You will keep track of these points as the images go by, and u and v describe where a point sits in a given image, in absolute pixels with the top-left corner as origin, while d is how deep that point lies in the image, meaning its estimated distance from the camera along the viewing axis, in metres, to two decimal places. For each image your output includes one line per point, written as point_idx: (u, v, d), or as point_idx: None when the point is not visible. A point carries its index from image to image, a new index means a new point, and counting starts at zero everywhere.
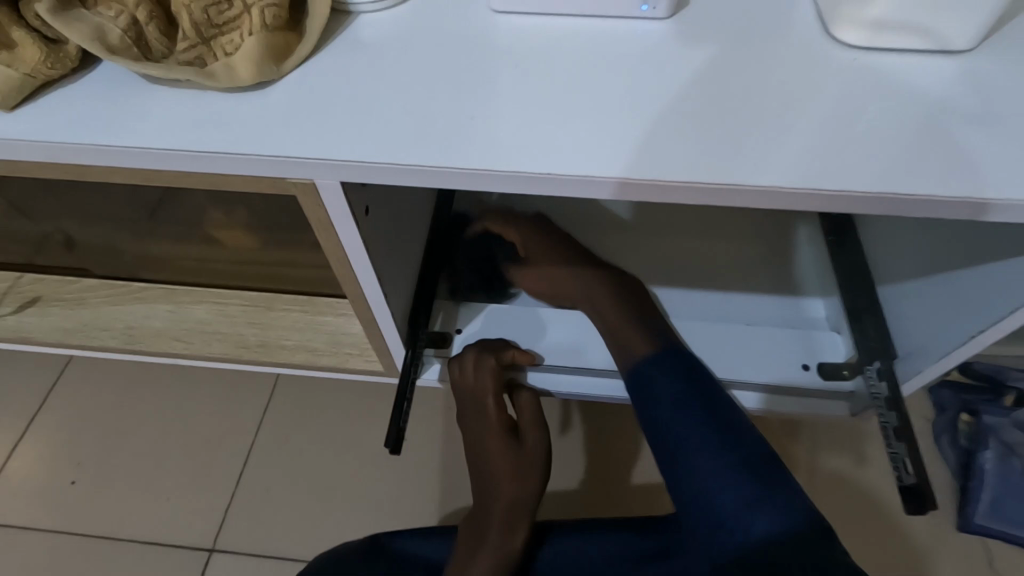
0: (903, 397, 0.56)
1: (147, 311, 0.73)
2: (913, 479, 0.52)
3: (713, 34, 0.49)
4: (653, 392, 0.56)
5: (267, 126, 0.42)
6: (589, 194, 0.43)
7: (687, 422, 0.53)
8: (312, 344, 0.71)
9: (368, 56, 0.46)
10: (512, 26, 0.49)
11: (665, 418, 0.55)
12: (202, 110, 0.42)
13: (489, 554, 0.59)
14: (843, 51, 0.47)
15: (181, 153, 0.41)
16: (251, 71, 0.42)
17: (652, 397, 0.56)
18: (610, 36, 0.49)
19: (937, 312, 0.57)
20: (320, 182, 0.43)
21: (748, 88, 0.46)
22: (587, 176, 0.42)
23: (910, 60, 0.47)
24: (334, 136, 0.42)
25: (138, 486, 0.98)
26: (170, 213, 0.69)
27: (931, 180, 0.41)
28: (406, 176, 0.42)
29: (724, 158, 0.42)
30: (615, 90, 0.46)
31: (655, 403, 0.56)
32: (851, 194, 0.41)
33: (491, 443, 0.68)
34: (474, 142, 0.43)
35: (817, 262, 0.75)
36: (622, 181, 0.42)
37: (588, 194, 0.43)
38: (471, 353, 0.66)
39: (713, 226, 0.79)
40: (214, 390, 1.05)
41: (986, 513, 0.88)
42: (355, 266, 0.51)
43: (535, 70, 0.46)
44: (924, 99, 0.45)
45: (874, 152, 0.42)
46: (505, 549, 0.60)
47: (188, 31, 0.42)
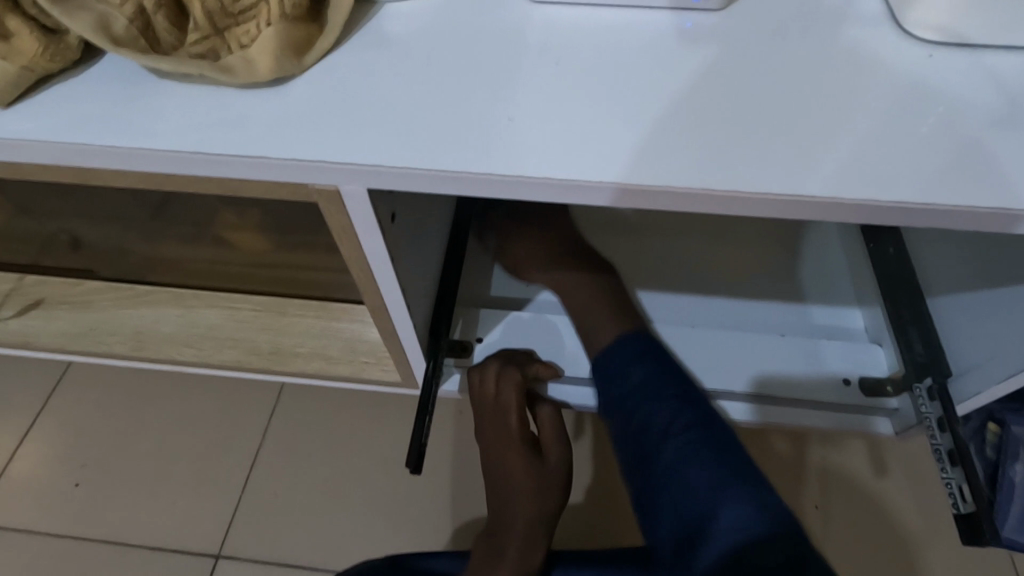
0: (958, 416, 0.53)
1: (156, 316, 0.70)
2: (970, 507, 0.49)
3: (767, 29, 0.45)
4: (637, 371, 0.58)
5: (289, 126, 0.39)
6: (585, 200, 0.40)
7: (652, 399, 0.56)
8: (327, 352, 0.67)
9: (397, 50, 0.43)
10: (551, 19, 0.45)
11: (634, 397, 0.57)
12: (215, 109, 0.39)
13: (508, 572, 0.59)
14: (912, 46, 0.44)
15: (192, 156, 0.38)
16: (269, 65, 0.38)
17: (618, 376, 0.59)
18: (654, 30, 0.45)
19: (997, 328, 0.53)
20: (345, 189, 0.39)
21: (807, 87, 0.42)
22: (584, 183, 0.38)
23: (988, 58, 0.43)
24: (362, 138, 0.39)
25: (143, 489, 0.95)
26: (175, 212, 0.65)
27: (1010, 192, 0.38)
28: (439, 183, 0.39)
29: (782, 164, 0.39)
30: (664, 89, 0.42)
31: (622, 384, 0.58)
32: (925, 207, 0.38)
33: (511, 459, 0.64)
34: (511, 145, 0.39)
35: (856, 268, 0.72)
36: (619, 188, 0.39)
37: (583, 201, 0.40)
38: (493, 365, 0.62)
39: (745, 231, 0.76)
40: (222, 392, 1.02)
41: (1014, 527, 0.85)
42: (377, 275, 0.48)
43: (578, 67, 0.43)
44: (1001, 101, 0.41)
45: (947, 159, 0.39)
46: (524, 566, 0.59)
47: (200, 20, 0.39)
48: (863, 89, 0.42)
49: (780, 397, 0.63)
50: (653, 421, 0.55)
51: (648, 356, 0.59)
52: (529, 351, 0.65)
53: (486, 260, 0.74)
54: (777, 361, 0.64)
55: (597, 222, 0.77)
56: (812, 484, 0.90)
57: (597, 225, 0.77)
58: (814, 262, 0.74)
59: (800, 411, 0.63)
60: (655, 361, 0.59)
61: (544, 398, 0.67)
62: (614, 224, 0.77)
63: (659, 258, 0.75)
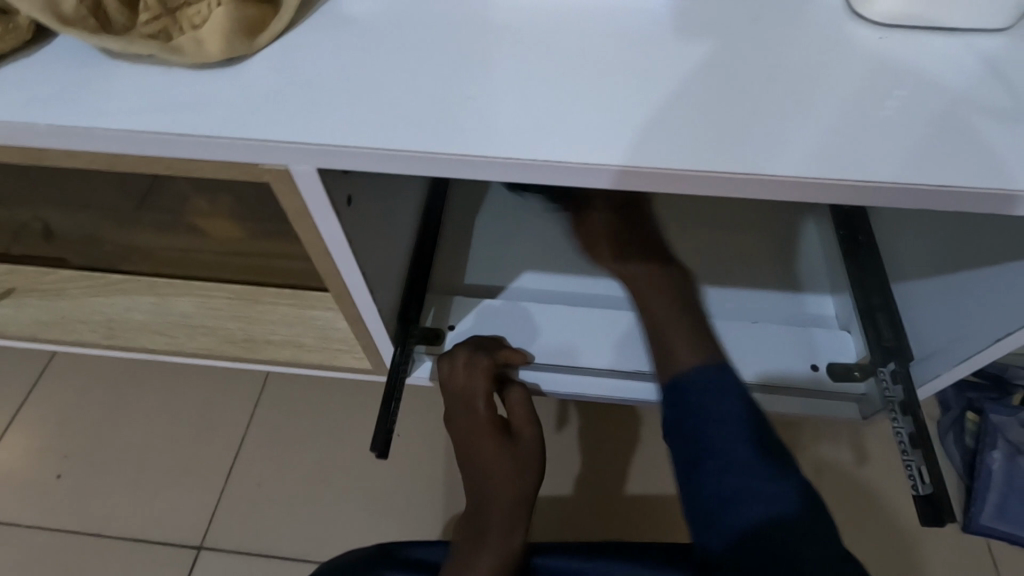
0: (919, 400, 0.54)
1: (129, 303, 0.70)
2: (929, 489, 0.50)
3: (729, 14, 0.45)
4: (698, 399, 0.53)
5: (240, 107, 0.39)
6: (587, 184, 0.40)
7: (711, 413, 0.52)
8: (299, 340, 0.68)
9: (354, 31, 0.43)
10: (511, 2, 0.45)
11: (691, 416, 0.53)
12: (165, 89, 0.39)
13: (492, 553, 0.57)
14: (865, 29, 0.44)
15: (141, 136, 0.38)
16: (220, 46, 0.39)
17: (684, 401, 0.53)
18: (616, 12, 0.45)
19: (960, 314, 0.54)
20: (295, 168, 0.39)
21: (764, 69, 0.42)
22: (584, 165, 0.39)
23: (936, 40, 0.43)
24: (314, 118, 0.39)
25: (127, 479, 0.95)
26: (159, 201, 0.63)
27: (962, 171, 0.38)
28: (394, 163, 0.39)
29: (739, 142, 0.39)
30: (621, 69, 0.42)
31: (685, 405, 0.53)
32: (877, 186, 0.38)
33: (484, 447, 0.64)
34: (471, 128, 0.39)
35: (824, 257, 0.72)
36: (622, 169, 0.39)
37: (586, 184, 0.40)
38: (462, 352, 0.62)
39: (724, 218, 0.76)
40: (204, 383, 1.02)
41: (992, 513, 0.87)
42: (337, 260, 0.48)
43: (537, 50, 0.43)
44: (952, 81, 0.41)
45: (898, 139, 0.39)
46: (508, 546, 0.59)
47: (150, 2, 0.39)
48: (820, 73, 0.42)
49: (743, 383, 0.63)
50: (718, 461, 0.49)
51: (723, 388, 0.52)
52: (499, 337, 0.65)
53: (459, 253, 0.75)
54: (747, 345, 0.65)
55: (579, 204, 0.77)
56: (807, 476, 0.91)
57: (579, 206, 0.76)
58: (789, 252, 0.74)
59: (766, 397, 0.63)
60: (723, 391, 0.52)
61: (513, 380, 0.66)
62: None
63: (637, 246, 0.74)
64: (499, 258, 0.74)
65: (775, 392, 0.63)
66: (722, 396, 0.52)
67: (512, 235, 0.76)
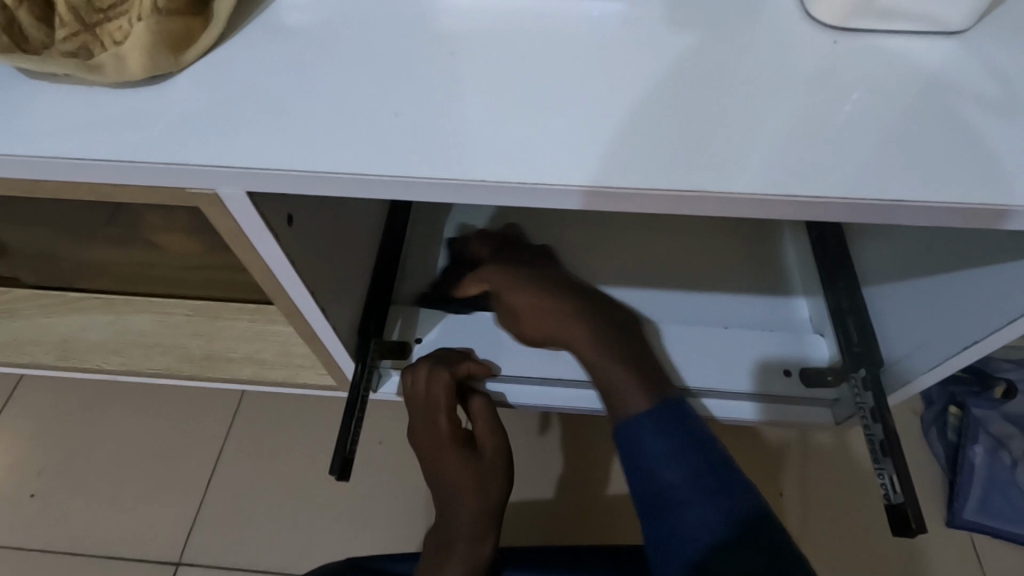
0: (889, 405, 0.53)
1: (85, 323, 0.68)
2: (900, 498, 0.49)
3: (685, 18, 0.44)
4: (646, 443, 0.50)
5: (163, 128, 0.37)
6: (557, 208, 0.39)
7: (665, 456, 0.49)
8: (260, 356, 0.67)
9: (290, 43, 0.41)
10: (456, 9, 0.44)
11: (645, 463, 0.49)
12: (86, 111, 0.37)
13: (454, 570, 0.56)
14: (822, 33, 0.43)
15: (58, 161, 0.36)
16: (141, 62, 0.37)
17: (636, 444, 0.50)
18: (569, 18, 0.44)
19: (932, 320, 0.53)
20: (224, 192, 0.38)
21: (716, 77, 0.41)
22: (551, 185, 0.37)
23: (891, 44, 0.42)
24: (242, 140, 0.37)
25: (102, 497, 0.93)
26: (125, 224, 0.58)
27: (920, 181, 0.37)
28: (329, 185, 0.37)
29: (688, 156, 0.38)
30: (570, 79, 0.41)
31: (637, 449, 0.50)
32: (831, 201, 0.37)
33: (447, 460, 0.62)
34: (412, 145, 0.38)
35: (800, 257, 0.71)
36: (591, 192, 0.37)
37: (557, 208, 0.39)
38: (423, 365, 0.61)
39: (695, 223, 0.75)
40: (178, 397, 1.00)
41: (975, 509, 0.87)
42: (284, 281, 0.46)
43: (484, 60, 0.41)
44: (909, 86, 0.40)
45: (854, 148, 0.38)
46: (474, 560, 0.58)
47: (67, 17, 0.38)
48: (773, 80, 0.41)
49: (717, 392, 0.62)
50: (683, 512, 0.47)
51: (672, 418, 0.51)
52: (467, 351, 0.64)
53: (426, 263, 0.73)
54: (717, 352, 0.63)
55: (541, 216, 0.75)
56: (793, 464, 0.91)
57: (543, 218, 0.75)
58: (761, 257, 0.72)
59: (746, 405, 0.62)
60: (684, 435, 0.50)
61: (478, 390, 0.64)
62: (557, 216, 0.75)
63: (606, 251, 0.72)
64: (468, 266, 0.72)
65: (750, 400, 0.62)
66: (671, 432, 0.50)
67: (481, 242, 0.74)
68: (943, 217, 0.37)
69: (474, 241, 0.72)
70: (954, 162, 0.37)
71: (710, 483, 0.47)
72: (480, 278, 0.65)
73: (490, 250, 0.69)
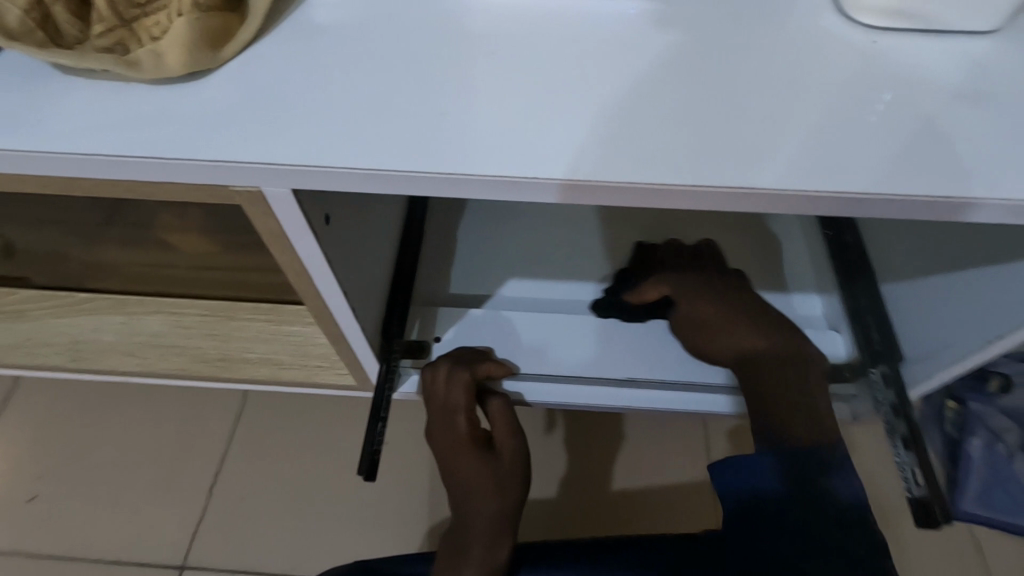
0: (911, 402, 0.54)
1: (95, 324, 0.66)
2: (922, 492, 0.50)
3: (720, 15, 0.44)
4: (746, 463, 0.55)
5: (206, 125, 0.36)
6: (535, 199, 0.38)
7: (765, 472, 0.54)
8: (277, 357, 0.66)
9: (326, 39, 0.41)
10: (487, 5, 0.43)
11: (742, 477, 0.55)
12: (124, 107, 0.37)
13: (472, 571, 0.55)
14: (857, 32, 0.43)
15: (98, 157, 0.35)
16: (182, 58, 0.36)
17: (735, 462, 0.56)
18: (598, 13, 0.44)
19: (952, 316, 0.54)
20: (267, 190, 0.37)
21: (756, 74, 0.41)
22: (524, 180, 0.37)
23: (925, 43, 0.43)
24: (286, 136, 0.36)
25: (102, 501, 0.89)
26: (128, 216, 0.57)
27: (964, 178, 0.37)
28: (373, 183, 0.37)
29: (731, 152, 0.38)
30: (607, 75, 0.41)
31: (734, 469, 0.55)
32: (875, 198, 0.37)
33: (464, 462, 0.62)
34: (453, 140, 0.37)
35: (809, 253, 0.72)
36: (565, 185, 0.37)
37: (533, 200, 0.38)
38: (443, 365, 0.61)
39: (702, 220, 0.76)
40: (178, 400, 0.96)
41: (975, 501, 0.88)
42: (317, 280, 0.46)
43: (521, 56, 0.41)
44: (946, 84, 0.41)
45: (895, 143, 0.38)
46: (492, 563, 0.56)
47: (104, 12, 0.37)
48: (813, 77, 0.41)
49: (714, 386, 0.64)
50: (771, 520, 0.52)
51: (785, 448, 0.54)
52: (487, 350, 0.64)
53: (442, 261, 0.73)
54: None
55: (548, 213, 0.76)
56: None
57: (549, 215, 0.76)
58: (775, 254, 0.73)
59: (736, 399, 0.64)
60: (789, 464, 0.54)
61: (496, 391, 0.64)
62: (559, 215, 0.76)
63: (613, 251, 0.73)
64: (483, 266, 0.73)
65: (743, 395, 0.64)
66: (774, 458, 0.54)
67: (496, 242, 0.74)
68: (985, 212, 0.37)
69: (667, 247, 0.71)
70: (996, 161, 0.38)
71: (795, 501, 0.52)
72: (661, 286, 0.65)
73: (686, 260, 0.69)
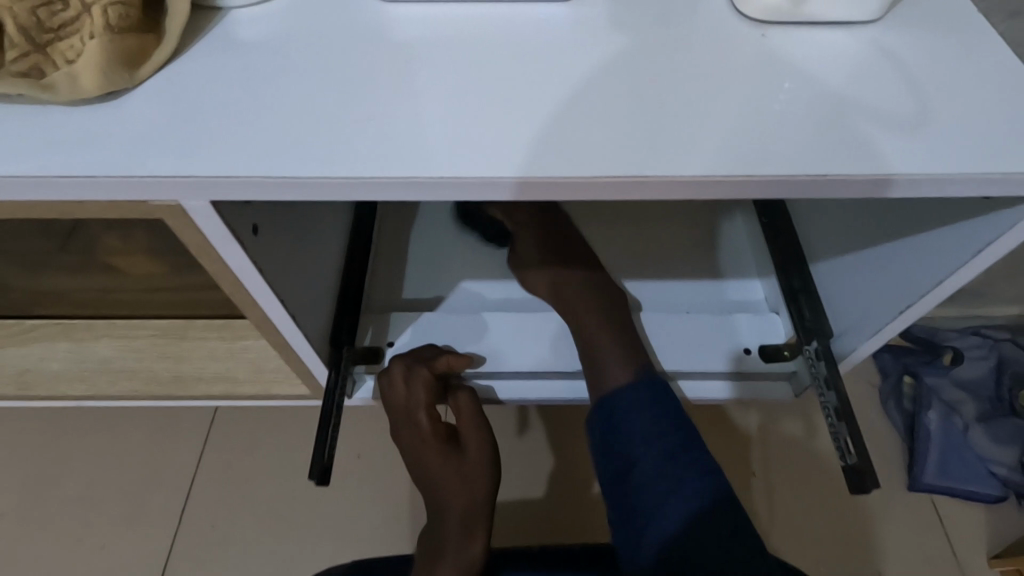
0: (841, 375, 0.56)
1: (47, 352, 0.67)
2: (854, 459, 0.51)
3: (627, 19, 0.47)
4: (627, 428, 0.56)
5: (122, 144, 0.37)
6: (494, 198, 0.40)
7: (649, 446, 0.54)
8: (233, 373, 0.66)
9: (246, 54, 0.42)
10: (407, 17, 0.46)
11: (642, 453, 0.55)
12: (41, 129, 0.38)
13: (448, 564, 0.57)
14: (753, 27, 0.46)
15: (13, 180, 0.36)
16: (94, 79, 0.38)
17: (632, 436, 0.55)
18: (513, 20, 0.46)
19: (869, 291, 0.57)
20: (188, 203, 0.38)
21: (660, 70, 0.44)
22: (455, 179, 0.38)
23: (818, 35, 0.46)
24: (203, 151, 0.37)
25: (66, 537, 0.86)
26: (81, 244, 0.57)
27: (857, 159, 0.39)
28: (295, 190, 0.38)
29: (639, 145, 0.40)
30: (519, 76, 0.43)
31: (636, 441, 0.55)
32: (769, 180, 0.39)
33: (430, 457, 0.64)
34: (373, 144, 0.39)
35: (752, 243, 0.75)
36: (524, 181, 0.39)
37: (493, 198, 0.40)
38: (399, 367, 0.62)
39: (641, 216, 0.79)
40: (141, 426, 0.94)
41: (934, 472, 0.92)
42: (252, 291, 0.47)
43: (443, 64, 0.43)
44: (832, 70, 0.44)
45: (788, 128, 0.41)
46: (464, 556, 0.57)
47: (16, 37, 0.38)
48: (715, 74, 0.43)
49: (714, 373, 0.65)
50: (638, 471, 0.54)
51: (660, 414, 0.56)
52: (435, 347, 0.65)
53: (397, 268, 0.74)
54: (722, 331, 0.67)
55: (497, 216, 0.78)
56: (757, 454, 0.95)
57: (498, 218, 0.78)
58: (724, 247, 0.76)
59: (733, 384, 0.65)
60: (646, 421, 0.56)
61: (461, 384, 0.65)
62: None
63: None
64: (435, 268, 0.74)
65: (739, 381, 0.65)
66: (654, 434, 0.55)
67: (448, 245, 0.76)
68: (882, 190, 0.40)
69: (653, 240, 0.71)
70: (889, 137, 0.40)
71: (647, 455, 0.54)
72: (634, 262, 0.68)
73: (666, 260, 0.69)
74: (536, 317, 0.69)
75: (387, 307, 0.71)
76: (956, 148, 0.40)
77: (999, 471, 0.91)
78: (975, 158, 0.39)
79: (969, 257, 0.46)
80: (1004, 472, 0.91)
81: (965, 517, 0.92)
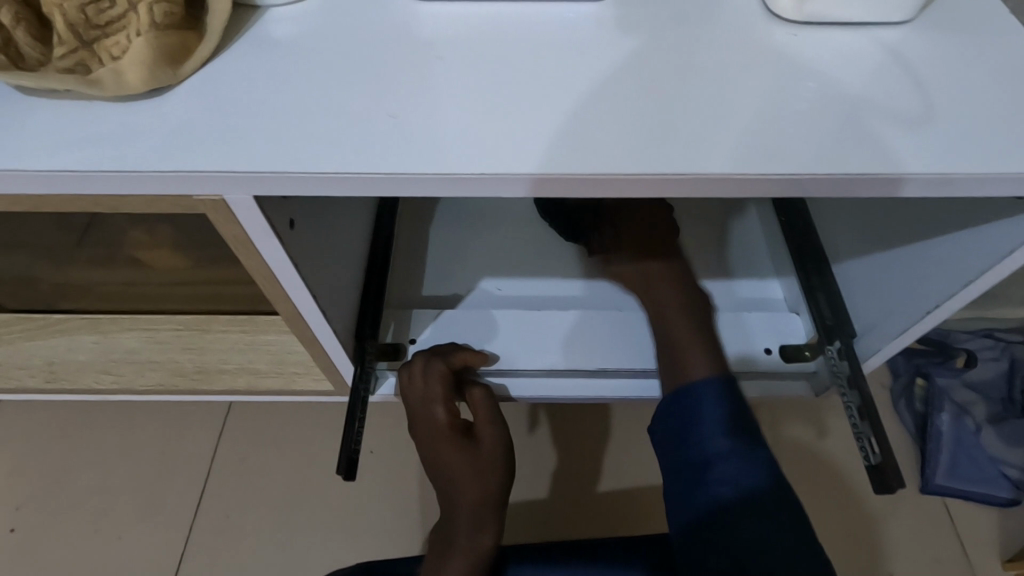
0: (863, 373, 0.57)
1: (71, 344, 0.67)
2: (879, 458, 0.51)
3: (654, 18, 0.47)
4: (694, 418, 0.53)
5: (166, 139, 0.38)
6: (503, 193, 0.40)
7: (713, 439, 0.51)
8: (255, 366, 0.67)
9: (282, 51, 0.43)
10: (436, 15, 0.46)
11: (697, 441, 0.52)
12: (87, 123, 0.38)
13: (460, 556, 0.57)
14: (781, 26, 0.47)
15: (59, 174, 0.37)
16: (141, 76, 0.38)
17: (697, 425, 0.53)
18: (541, 18, 0.47)
19: (893, 290, 0.58)
20: (230, 197, 0.39)
21: (689, 68, 0.44)
22: (491, 174, 0.39)
23: (847, 35, 0.46)
24: (245, 146, 0.38)
25: (83, 528, 0.87)
26: (101, 235, 0.58)
27: (887, 158, 0.40)
28: (335, 185, 0.38)
29: (670, 143, 0.40)
30: (548, 74, 0.43)
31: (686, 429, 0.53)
32: (800, 177, 0.39)
33: (445, 450, 0.63)
34: (407, 140, 0.39)
35: (770, 242, 0.75)
36: (534, 179, 0.39)
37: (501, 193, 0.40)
38: (419, 361, 0.62)
39: None
40: (157, 420, 0.95)
41: (945, 472, 0.92)
42: (285, 284, 0.47)
43: (471, 62, 0.44)
44: (862, 69, 0.44)
45: (820, 127, 0.41)
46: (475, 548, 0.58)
47: (64, 34, 0.39)
48: (745, 73, 0.44)
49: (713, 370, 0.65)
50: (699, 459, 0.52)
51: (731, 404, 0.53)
52: (455, 343, 0.65)
53: (416, 265, 0.75)
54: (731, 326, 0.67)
55: (512, 215, 0.79)
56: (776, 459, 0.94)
57: (513, 216, 0.79)
58: (740, 246, 0.76)
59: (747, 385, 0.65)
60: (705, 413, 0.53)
61: (477, 380, 0.66)
62: (522, 216, 0.79)
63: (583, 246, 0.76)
64: (452, 265, 0.75)
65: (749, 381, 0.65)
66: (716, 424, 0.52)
67: (465, 242, 0.76)
68: (911, 187, 0.40)
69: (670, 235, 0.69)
70: (921, 136, 0.41)
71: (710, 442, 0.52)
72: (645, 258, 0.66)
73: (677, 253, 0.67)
74: (554, 314, 0.70)
75: (407, 303, 0.72)
76: (988, 147, 0.40)
77: (1012, 472, 0.91)
78: (1006, 158, 0.40)
79: (999, 258, 0.46)
80: (1016, 473, 0.91)
81: (978, 518, 0.92)
